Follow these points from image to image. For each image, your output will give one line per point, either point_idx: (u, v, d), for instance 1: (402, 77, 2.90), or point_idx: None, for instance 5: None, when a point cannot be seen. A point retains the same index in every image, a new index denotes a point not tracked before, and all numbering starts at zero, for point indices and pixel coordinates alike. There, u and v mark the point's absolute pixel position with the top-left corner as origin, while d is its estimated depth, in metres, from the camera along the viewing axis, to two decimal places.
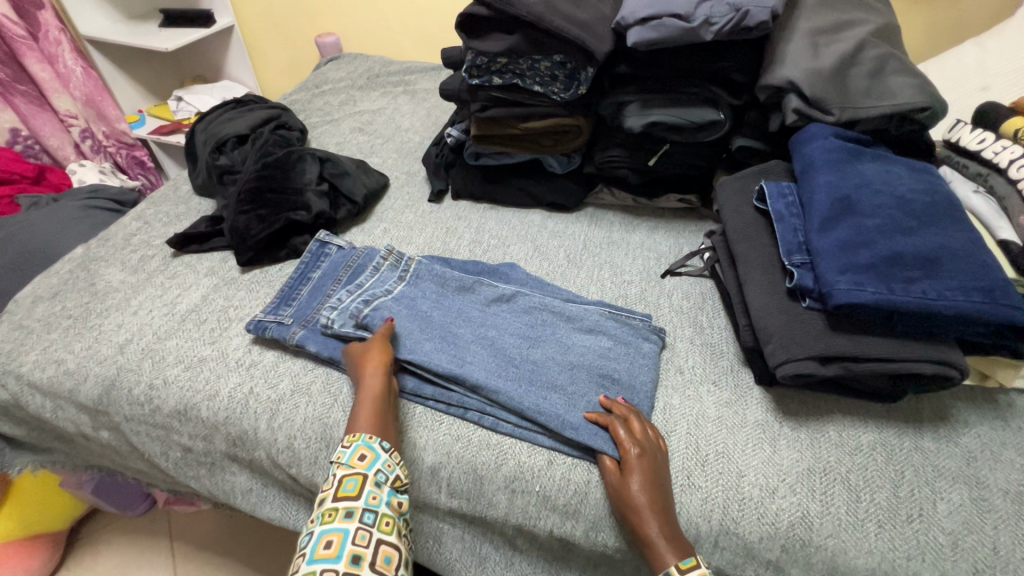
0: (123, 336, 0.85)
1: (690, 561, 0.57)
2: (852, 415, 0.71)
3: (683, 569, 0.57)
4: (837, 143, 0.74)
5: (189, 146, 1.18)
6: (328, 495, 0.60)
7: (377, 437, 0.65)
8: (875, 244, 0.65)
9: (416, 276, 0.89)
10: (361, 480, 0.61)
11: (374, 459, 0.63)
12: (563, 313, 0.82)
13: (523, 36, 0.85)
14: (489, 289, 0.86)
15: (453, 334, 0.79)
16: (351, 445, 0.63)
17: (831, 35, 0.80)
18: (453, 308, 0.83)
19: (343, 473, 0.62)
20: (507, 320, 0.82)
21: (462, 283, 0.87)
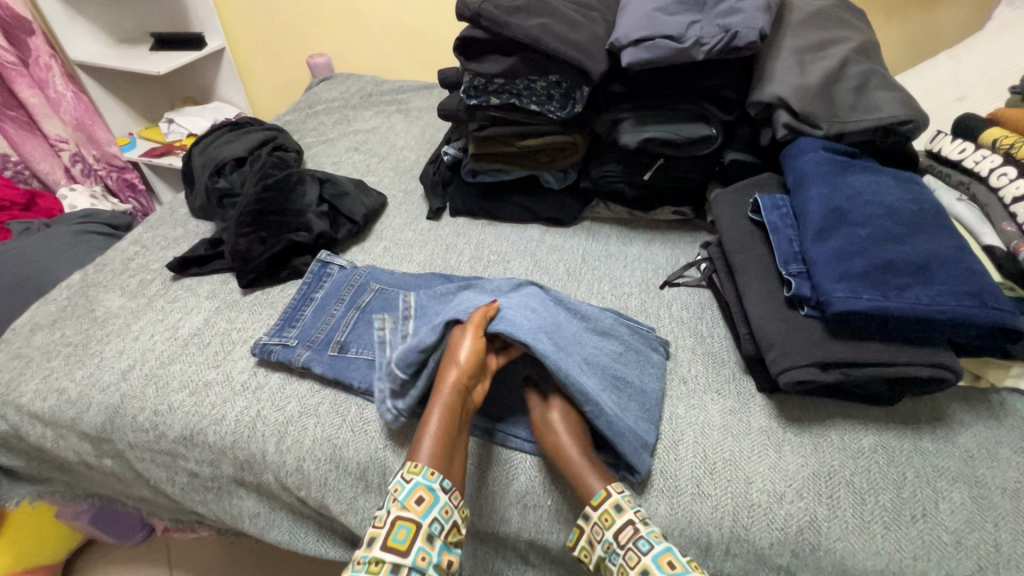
0: (125, 362, 0.84)
1: (600, 496, 0.63)
2: (853, 419, 0.73)
3: (596, 505, 0.63)
4: (826, 155, 0.77)
5: (186, 169, 1.18)
6: (379, 535, 0.59)
7: (438, 474, 0.62)
8: (868, 253, 0.67)
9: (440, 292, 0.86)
10: (414, 530, 0.59)
11: (430, 505, 0.61)
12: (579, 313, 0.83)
13: (520, 58, 0.87)
14: (504, 284, 0.86)
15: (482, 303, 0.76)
16: (410, 480, 0.62)
17: (815, 53, 0.83)
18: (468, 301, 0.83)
19: (397, 514, 0.60)
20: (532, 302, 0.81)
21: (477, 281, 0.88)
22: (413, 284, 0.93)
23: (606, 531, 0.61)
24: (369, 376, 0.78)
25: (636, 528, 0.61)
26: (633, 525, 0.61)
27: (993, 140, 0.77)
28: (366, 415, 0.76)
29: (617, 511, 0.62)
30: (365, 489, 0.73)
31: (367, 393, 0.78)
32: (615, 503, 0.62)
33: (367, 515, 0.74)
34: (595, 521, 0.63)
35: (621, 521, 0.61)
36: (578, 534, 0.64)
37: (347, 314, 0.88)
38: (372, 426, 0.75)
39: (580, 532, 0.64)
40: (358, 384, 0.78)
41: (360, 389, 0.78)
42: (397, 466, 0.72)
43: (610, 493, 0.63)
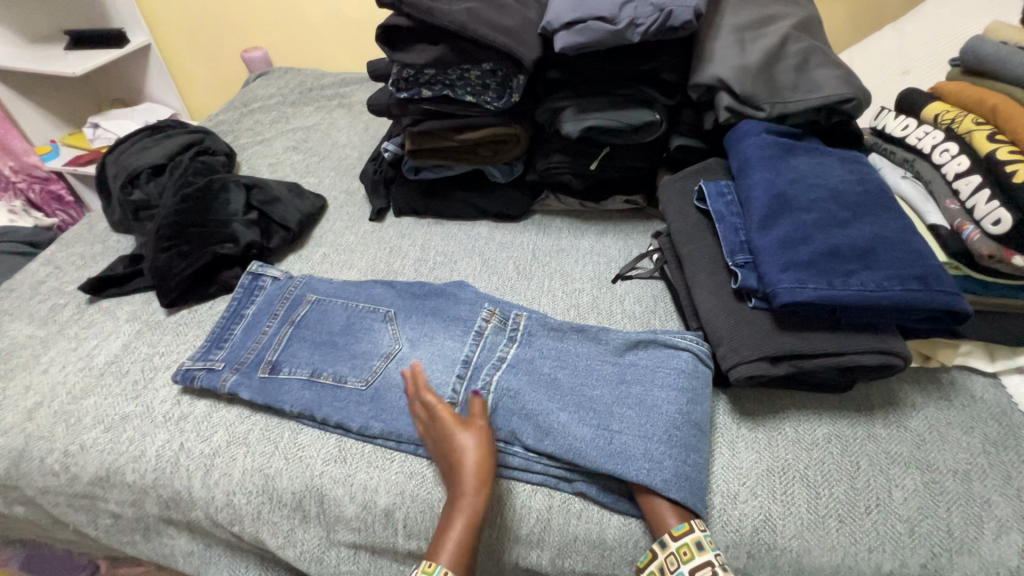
0: (32, 399, 0.77)
1: (683, 527, 0.58)
2: (807, 409, 0.71)
3: (677, 535, 0.58)
4: (769, 138, 0.74)
5: (101, 180, 1.09)
6: None
7: (451, 573, 0.55)
8: (813, 240, 0.65)
9: (528, 334, 0.78)
10: None
11: None
12: (683, 368, 0.71)
13: (448, 46, 0.81)
14: (619, 333, 0.77)
15: (591, 400, 0.69)
16: None
17: (754, 31, 0.80)
18: (579, 365, 0.73)
19: None
20: (635, 373, 0.72)
21: (567, 326, 0.78)
22: (351, 293, 0.87)
23: (682, 564, 0.56)
24: (302, 397, 0.73)
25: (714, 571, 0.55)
26: (712, 568, 0.55)
27: (934, 115, 0.76)
28: (301, 440, 0.71)
29: (699, 549, 0.57)
30: (303, 520, 0.68)
31: (301, 416, 0.72)
32: (697, 540, 0.57)
33: (307, 546, 0.69)
34: (673, 551, 0.57)
35: (700, 560, 0.56)
36: (648, 557, 0.59)
37: (280, 330, 0.82)
38: (308, 451, 0.70)
39: (650, 556, 0.59)
40: (290, 407, 0.72)
41: (293, 413, 0.72)
42: (335, 493, 0.67)
43: (694, 529, 0.58)
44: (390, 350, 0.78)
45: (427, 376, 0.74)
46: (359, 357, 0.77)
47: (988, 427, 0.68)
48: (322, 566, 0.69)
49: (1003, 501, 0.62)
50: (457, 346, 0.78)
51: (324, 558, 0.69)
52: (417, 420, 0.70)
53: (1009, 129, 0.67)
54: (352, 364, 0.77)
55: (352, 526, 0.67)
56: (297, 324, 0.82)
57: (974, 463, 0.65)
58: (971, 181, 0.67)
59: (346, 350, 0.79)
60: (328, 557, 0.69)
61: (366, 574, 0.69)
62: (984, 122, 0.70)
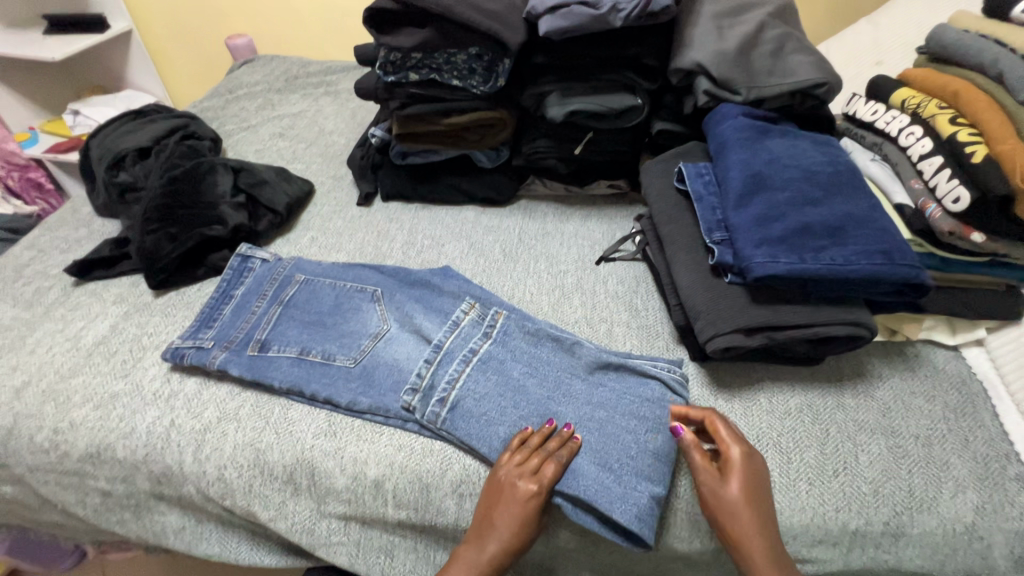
0: (19, 379, 0.77)
1: None
2: (780, 381, 0.74)
3: None
4: (745, 121, 0.77)
5: (86, 163, 1.08)
6: None
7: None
8: (785, 217, 0.68)
9: (503, 334, 0.76)
10: None
11: None
12: (646, 396, 0.70)
13: (434, 29, 0.83)
14: (592, 350, 0.75)
15: (554, 415, 0.68)
16: None
17: (733, 17, 0.82)
18: (548, 376, 0.72)
19: None
20: (601, 395, 0.70)
21: (544, 332, 0.76)
22: (339, 273, 0.88)
23: None
24: (291, 374, 0.74)
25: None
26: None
27: (901, 101, 0.79)
28: (291, 415, 0.72)
29: None
30: (294, 493, 0.70)
31: (290, 393, 0.74)
32: None
33: (298, 518, 0.70)
34: None
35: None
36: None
37: (269, 310, 0.83)
38: (298, 426, 0.71)
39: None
40: (279, 383, 0.73)
41: (282, 389, 0.73)
42: (326, 466, 0.69)
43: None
44: (378, 330, 0.79)
45: (414, 354, 0.76)
46: (349, 336, 0.79)
47: (949, 395, 0.72)
48: (312, 538, 0.71)
49: (960, 463, 0.66)
50: (438, 326, 0.79)
51: (315, 530, 0.70)
52: (390, 398, 0.71)
53: (969, 112, 0.70)
54: (340, 342, 0.78)
55: (343, 498, 0.69)
56: (286, 304, 0.83)
57: (935, 429, 0.69)
58: (934, 162, 0.70)
59: (334, 329, 0.80)
60: (319, 529, 0.70)
61: (357, 545, 0.71)
62: (947, 106, 0.73)
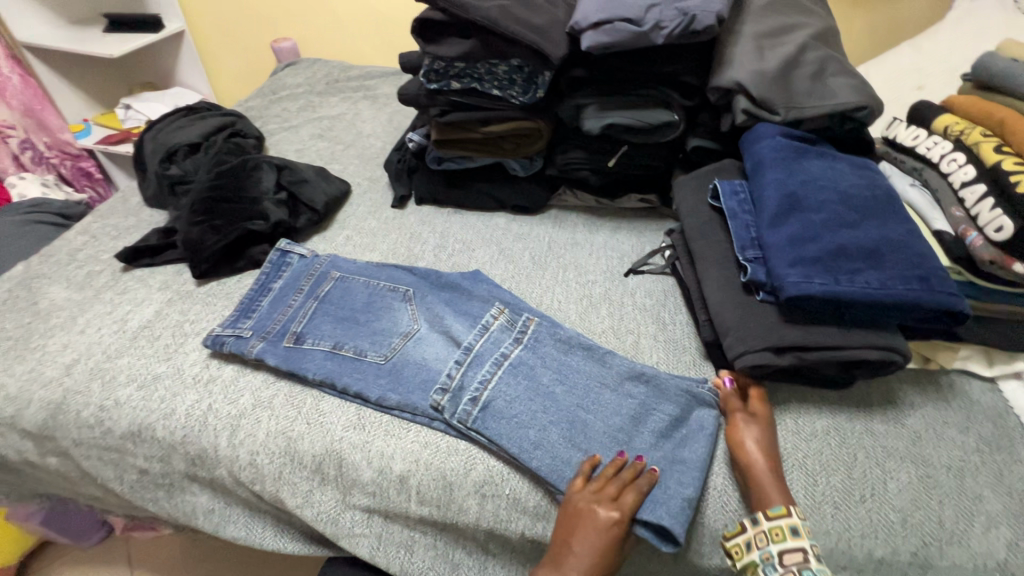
0: (69, 356, 0.81)
1: (780, 510, 0.59)
2: (807, 403, 0.74)
3: (770, 516, 0.59)
4: (783, 141, 0.77)
5: (138, 156, 1.13)
6: None
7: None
8: (821, 238, 0.68)
9: (535, 339, 0.77)
10: None
11: None
12: (672, 414, 0.70)
13: (478, 41, 0.85)
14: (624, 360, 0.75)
15: (583, 422, 0.69)
16: None
17: (775, 38, 0.82)
18: (579, 383, 0.73)
19: None
20: (629, 408, 0.71)
21: (575, 341, 0.77)
22: (373, 272, 0.90)
23: (772, 543, 0.58)
24: (324, 367, 0.76)
25: (805, 557, 0.57)
26: (804, 554, 0.57)
27: (944, 127, 0.78)
28: (323, 407, 0.75)
29: (792, 534, 0.58)
30: (321, 482, 0.72)
31: (323, 384, 0.76)
32: (791, 525, 0.58)
33: (323, 507, 0.72)
34: (764, 530, 0.59)
35: (793, 543, 0.58)
36: (736, 529, 0.61)
37: (305, 304, 0.86)
38: (329, 417, 0.73)
39: (739, 529, 0.61)
40: (312, 374, 0.76)
41: (315, 380, 0.76)
42: (354, 458, 0.70)
43: (790, 513, 0.59)
44: (409, 330, 0.81)
45: (442, 355, 0.78)
46: (383, 333, 0.81)
47: (983, 427, 0.71)
48: (336, 528, 0.72)
49: (993, 497, 0.64)
50: (466, 326, 0.81)
51: (339, 520, 0.72)
52: (419, 394, 0.73)
53: (1015, 142, 0.69)
54: (372, 339, 0.80)
55: (368, 491, 0.70)
56: (322, 300, 0.86)
57: (968, 461, 0.67)
58: (976, 190, 0.69)
59: (367, 326, 0.82)
60: (343, 519, 0.72)
61: (378, 538, 0.72)
62: (992, 135, 0.73)
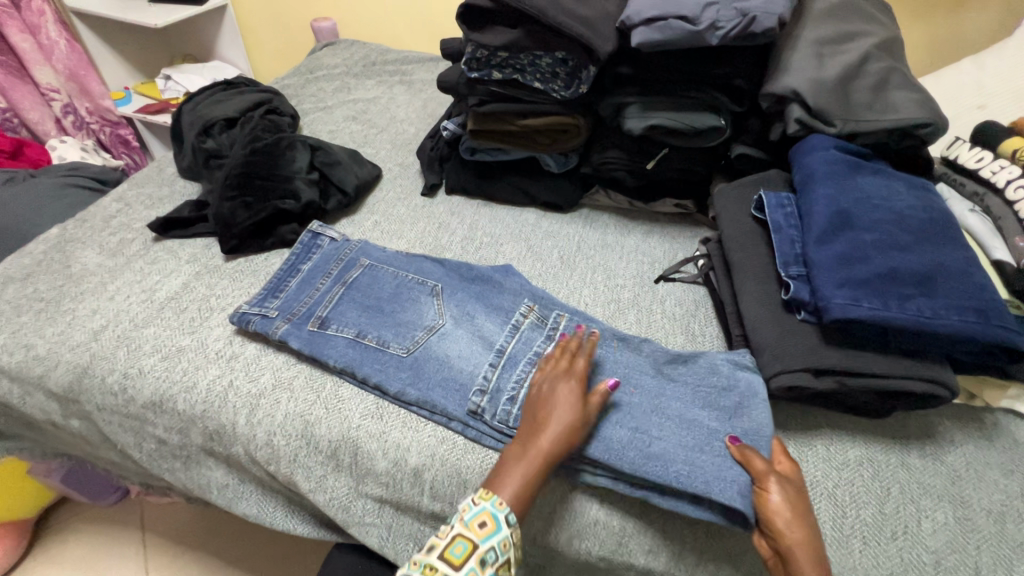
0: (97, 322, 0.82)
1: None
2: (840, 431, 0.71)
3: None
4: (837, 154, 0.73)
5: (176, 128, 1.14)
6: (438, 544, 0.56)
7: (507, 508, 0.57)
8: (871, 259, 0.64)
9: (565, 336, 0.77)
10: (471, 549, 0.56)
11: (492, 532, 0.56)
12: (719, 385, 0.68)
13: (524, 31, 0.83)
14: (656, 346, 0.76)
15: (629, 407, 0.66)
16: (478, 503, 0.58)
17: (837, 45, 0.78)
18: (619, 371, 0.71)
19: (458, 530, 0.57)
20: (677, 391, 0.69)
21: (610, 334, 0.77)
22: (403, 264, 0.89)
23: None
24: (346, 353, 0.75)
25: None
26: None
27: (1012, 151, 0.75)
28: (342, 393, 0.74)
29: None
30: (336, 468, 0.71)
31: (343, 372, 0.75)
32: None
33: (336, 494, 0.72)
34: None
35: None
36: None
37: (332, 288, 0.84)
38: (347, 404, 0.73)
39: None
40: (333, 361, 0.75)
41: (335, 367, 0.75)
42: (369, 447, 0.70)
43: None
44: (433, 324, 0.79)
45: (465, 354, 0.76)
46: (412, 326, 0.79)
47: None
48: (347, 515, 0.72)
49: None
50: (499, 328, 0.79)
51: (351, 508, 0.72)
52: (439, 390, 0.71)
53: None
54: (396, 330, 0.79)
55: (381, 481, 0.70)
56: (349, 286, 0.85)
57: (1010, 506, 0.64)
58: None
59: (392, 317, 0.81)
60: (355, 507, 0.72)
61: (388, 528, 0.72)
62: None
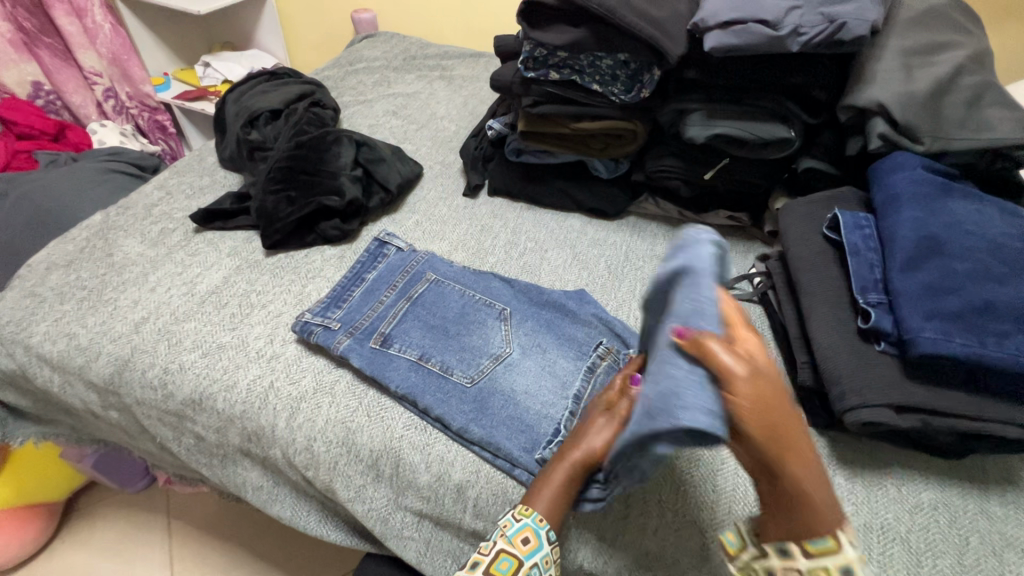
0: (139, 313, 0.81)
1: (826, 546, 0.44)
2: (914, 470, 0.66)
3: (810, 552, 0.44)
4: (924, 174, 0.68)
5: (220, 117, 1.13)
6: (482, 560, 0.55)
7: (548, 524, 0.57)
8: (964, 290, 0.59)
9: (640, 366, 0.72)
10: (516, 565, 0.55)
11: (535, 548, 0.56)
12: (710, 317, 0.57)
13: (588, 31, 0.79)
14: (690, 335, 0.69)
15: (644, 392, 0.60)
16: (520, 519, 0.57)
17: (924, 57, 0.74)
18: None
19: (502, 545, 0.56)
20: None
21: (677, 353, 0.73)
22: (470, 281, 0.85)
23: None
24: (408, 379, 0.71)
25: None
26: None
27: None
28: (385, 400, 0.72)
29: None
30: (376, 478, 0.69)
31: (404, 399, 0.71)
32: (845, 567, 0.43)
33: (375, 504, 0.69)
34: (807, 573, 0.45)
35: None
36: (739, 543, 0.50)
37: (396, 303, 0.81)
38: (390, 412, 0.71)
39: (742, 543, 0.50)
40: (395, 386, 0.71)
41: (396, 392, 0.71)
42: (412, 459, 0.67)
43: (842, 550, 0.44)
44: (500, 353, 0.75)
45: (534, 391, 0.71)
46: (481, 355, 0.75)
47: None
48: (385, 527, 0.70)
49: None
50: (573, 371, 0.73)
51: (389, 520, 0.69)
52: (501, 432, 0.67)
53: None
54: (460, 356, 0.74)
55: (422, 494, 0.67)
56: (414, 302, 0.81)
57: None
58: None
59: (457, 341, 0.76)
60: (393, 520, 0.69)
61: (426, 543, 0.69)
62: None
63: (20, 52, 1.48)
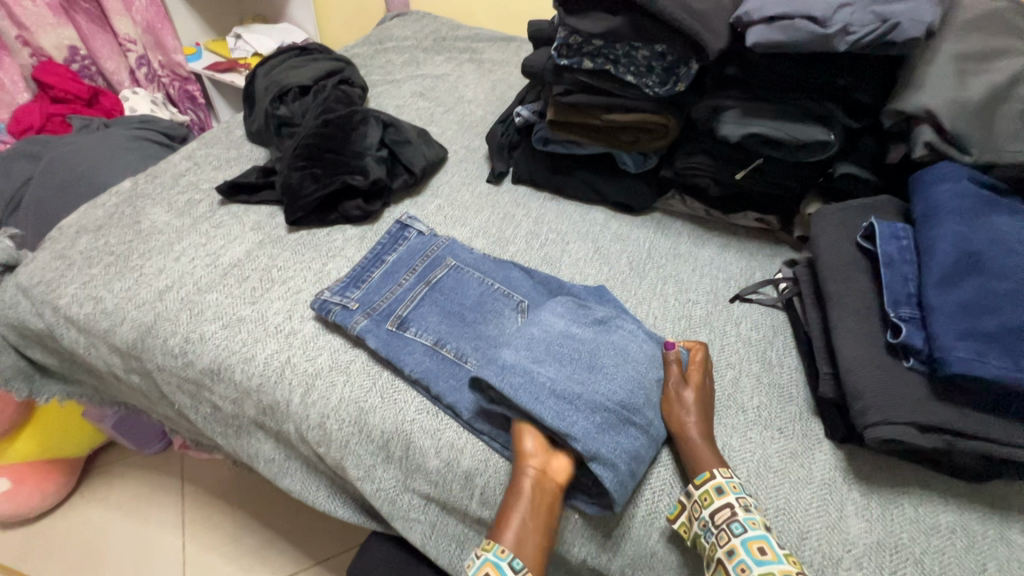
0: (164, 282, 0.82)
1: (704, 476, 0.60)
2: (931, 491, 0.64)
3: (698, 484, 0.60)
4: (970, 187, 0.66)
5: (250, 91, 1.13)
6: None
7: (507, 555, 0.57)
8: (1003, 311, 0.57)
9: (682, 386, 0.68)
10: None
11: None
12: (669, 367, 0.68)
13: (626, 20, 0.77)
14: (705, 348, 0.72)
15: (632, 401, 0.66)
16: (481, 555, 0.58)
17: (980, 63, 0.70)
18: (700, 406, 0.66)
19: None
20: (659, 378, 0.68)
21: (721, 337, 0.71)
22: (490, 270, 0.84)
23: (703, 509, 0.58)
24: (422, 364, 0.71)
25: (733, 511, 0.57)
26: (731, 509, 0.57)
27: None
28: (398, 382, 0.72)
29: (717, 494, 0.58)
30: (385, 459, 0.70)
31: (417, 383, 0.71)
32: (717, 486, 0.59)
33: (384, 485, 0.70)
34: (696, 499, 0.59)
35: (719, 503, 0.58)
36: (678, 508, 0.61)
37: (414, 287, 0.81)
38: (403, 395, 0.71)
39: (679, 507, 0.60)
40: (409, 369, 0.71)
41: (410, 376, 0.71)
42: (422, 443, 0.68)
43: (716, 476, 0.60)
44: None
45: None
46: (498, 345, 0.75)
47: None
48: (392, 508, 0.70)
49: None
50: (618, 368, 0.67)
51: (396, 501, 0.70)
52: (527, 395, 0.61)
53: None
54: (476, 345, 0.74)
55: (430, 479, 0.68)
56: (432, 287, 0.81)
57: None
58: None
59: (473, 328, 0.76)
60: (401, 501, 0.70)
61: (431, 526, 0.70)
62: None
63: (58, 15, 1.50)
